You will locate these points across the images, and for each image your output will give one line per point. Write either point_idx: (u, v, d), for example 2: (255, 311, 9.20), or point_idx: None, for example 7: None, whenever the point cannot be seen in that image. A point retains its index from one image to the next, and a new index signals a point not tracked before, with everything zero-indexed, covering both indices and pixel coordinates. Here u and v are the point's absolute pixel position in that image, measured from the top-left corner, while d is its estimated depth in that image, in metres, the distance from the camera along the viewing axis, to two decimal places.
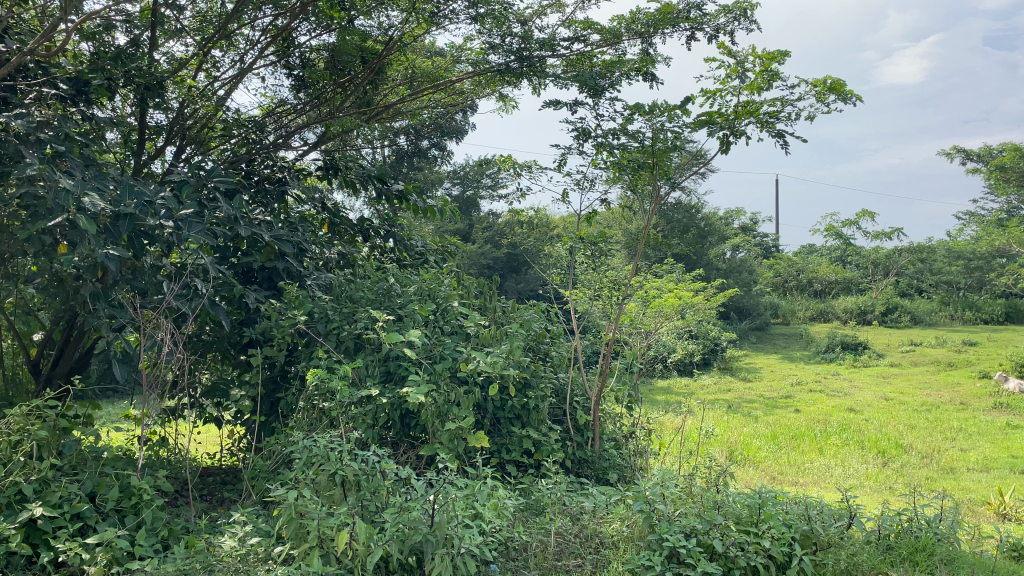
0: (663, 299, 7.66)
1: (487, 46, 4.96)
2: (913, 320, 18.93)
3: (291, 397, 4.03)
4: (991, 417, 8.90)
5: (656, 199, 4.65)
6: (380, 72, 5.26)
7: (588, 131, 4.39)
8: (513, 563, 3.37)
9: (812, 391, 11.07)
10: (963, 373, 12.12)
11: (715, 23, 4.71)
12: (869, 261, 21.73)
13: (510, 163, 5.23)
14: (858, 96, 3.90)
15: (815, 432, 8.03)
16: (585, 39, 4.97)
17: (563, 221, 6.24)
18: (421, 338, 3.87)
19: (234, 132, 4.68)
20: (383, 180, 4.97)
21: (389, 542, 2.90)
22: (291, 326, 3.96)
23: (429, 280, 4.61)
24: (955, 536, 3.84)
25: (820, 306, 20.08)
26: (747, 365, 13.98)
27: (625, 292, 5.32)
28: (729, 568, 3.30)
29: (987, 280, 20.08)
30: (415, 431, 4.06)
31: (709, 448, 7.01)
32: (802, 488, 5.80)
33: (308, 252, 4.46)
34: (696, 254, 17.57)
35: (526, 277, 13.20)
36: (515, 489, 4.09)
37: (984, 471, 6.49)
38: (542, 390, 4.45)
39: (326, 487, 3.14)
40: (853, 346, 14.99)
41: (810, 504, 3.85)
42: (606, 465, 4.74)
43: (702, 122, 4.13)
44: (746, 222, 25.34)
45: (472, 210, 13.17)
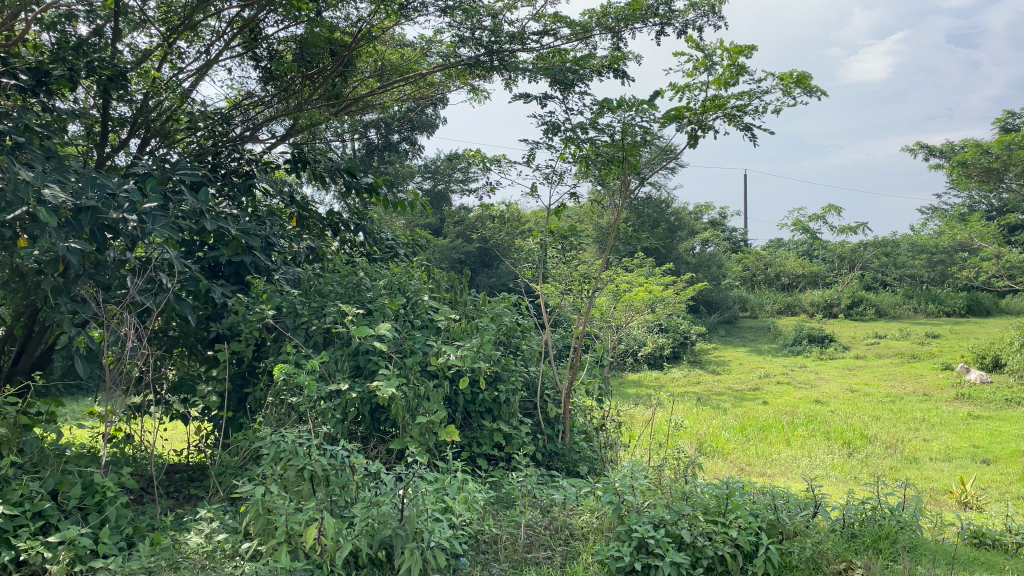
0: (633, 293, 7.70)
1: (457, 39, 4.95)
2: (878, 313, 19.26)
3: (259, 392, 3.99)
4: (954, 408, 9.08)
5: (626, 193, 4.68)
6: (349, 64, 5.21)
7: (557, 124, 4.41)
8: (483, 555, 3.39)
9: (780, 384, 11.22)
10: (927, 364, 12.36)
11: (684, 18, 4.74)
12: (835, 255, 22.06)
13: (479, 157, 5.22)
14: (823, 90, 3.95)
15: (782, 423, 8.15)
16: (555, 33, 4.97)
17: (534, 215, 6.25)
18: (391, 332, 3.85)
19: (200, 125, 4.63)
20: (352, 174, 4.92)
21: (358, 537, 2.89)
22: (259, 321, 3.92)
23: (399, 273, 4.60)
24: (917, 524, 3.92)
25: (787, 299, 20.35)
26: (716, 359, 14.14)
27: (596, 286, 5.34)
28: (696, 558, 3.34)
29: (949, 273, 20.49)
30: (386, 426, 4.05)
31: (679, 440, 7.08)
32: (769, 478, 5.89)
33: (276, 246, 4.41)
34: (666, 248, 17.70)
35: (498, 271, 13.25)
36: (487, 482, 4.09)
37: (946, 461, 6.63)
38: (513, 383, 4.46)
39: (294, 483, 3.11)
40: (819, 339, 15.22)
41: (776, 494, 3.90)
42: (576, 457, 4.77)
43: (671, 116, 4.16)
44: (716, 217, 25.58)
45: (444, 205, 13.12)
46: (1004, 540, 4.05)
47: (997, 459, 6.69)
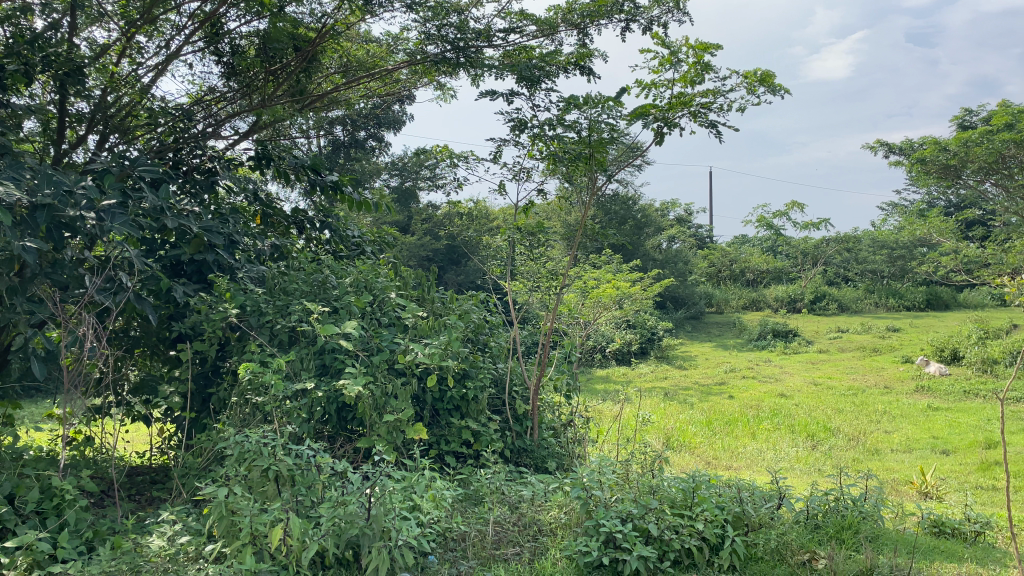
0: (601, 289, 7.73)
1: (423, 36, 4.92)
2: (840, 308, 19.59)
3: (223, 392, 3.93)
4: (914, 400, 9.27)
5: (593, 189, 4.69)
6: (313, 60, 5.14)
7: (524, 121, 4.40)
8: (451, 553, 3.37)
9: (746, 378, 11.36)
10: (888, 358, 12.59)
11: (649, 14, 4.77)
12: (799, 251, 22.40)
13: (446, 153, 5.20)
14: (786, 88, 4.00)
15: (747, 417, 8.25)
16: (521, 30, 4.96)
17: (501, 212, 6.25)
18: (358, 330, 3.81)
19: (160, 121, 4.54)
20: (317, 171, 4.85)
21: (324, 537, 2.86)
22: (223, 320, 3.86)
23: (365, 271, 4.57)
24: (879, 514, 3.99)
25: (752, 295, 20.60)
26: (682, 354, 14.27)
27: (563, 282, 5.35)
28: (664, 551, 3.37)
29: (909, 268, 20.90)
30: (352, 425, 4.02)
31: (646, 435, 7.13)
32: (735, 471, 5.95)
33: (240, 244, 4.34)
34: (633, 245, 17.80)
35: (466, 269, 13.22)
36: (455, 480, 4.08)
37: (907, 452, 6.76)
38: (481, 380, 4.46)
39: (259, 484, 3.06)
40: (783, 334, 15.44)
41: (742, 486, 3.94)
42: (544, 453, 4.78)
43: (637, 113, 4.18)
44: (682, 214, 25.79)
45: (411, 202, 13.04)
46: (963, 528, 4.14)
47: (956, 449, 6.84)
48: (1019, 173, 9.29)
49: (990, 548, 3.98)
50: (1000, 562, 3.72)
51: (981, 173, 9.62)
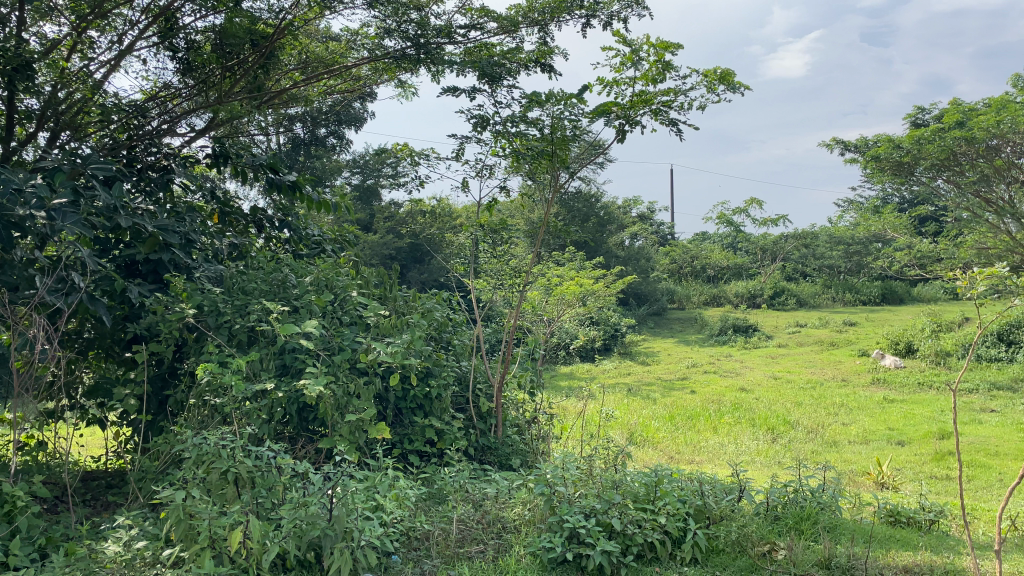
0: (564, 286, 7.75)
1: (383, 31, 4.88)
2: (799, 303, 19.92)
3: (180, 394, 3.85)
4: (870, 392, 9.47)
5: (556, 187, 4.70)
6: (271, 56, 5.06)
7: (486, 118, 4.39)
8: (415, 552, 3.34)
9: (707, 373, 11.51)
10: (845, 351, 12.85)
11: (609, 10, 4.79)
12: (758, 247, 22.74)
13: (407, 151, 5.18)
14: (745, 86, 4.05)
15: (709, 411, 8.34)
16: (482, 27, 4.95)
17: (464, 210, 6.24)
18: (319, 329, 3.77)
19: (113, 118, 4.43)
20: (275, 169, 4.76)
21: (285, 539, 2.83)
22: (179, 320, 3.78)
23: (326, 269, 4.53)
24: (836, 505, 4.07)
25: (713, 291, 20.84)
26: (645, 350, 14.39)
27: (527, 280, 5.36)
28: (626, 546, 3.39)
29: (865, 264, 21.35)
30: (314, 425, 3.98)
31: (610, 431, 7.18)
32: (698, 465, 6.02)
33: (197, 243, 4.26)
34: (596, 243, 17.89)
35: (429, 267, 13.18)
36: (419, 479, 4.06)
37: (864, 444, 6.90)
38: (444, 378, 4.45)
39: (218, 486, 3.00)
40: (744, 329, 15.66)
41: (703, 480, 3.99)
42: (508, 450, 4.78)
43: (599, 111, 4.19)
44: (644, 211, 25.99)
45: (373, 201, 12.93)
46: (918, 517, 4.24)
47: (911, 440, 7.00)
48: (970, 170, 9.51)
49: (944, 536, 4.08)
50: (953, 549, 3.81)
51: (933, 170, 9.82)
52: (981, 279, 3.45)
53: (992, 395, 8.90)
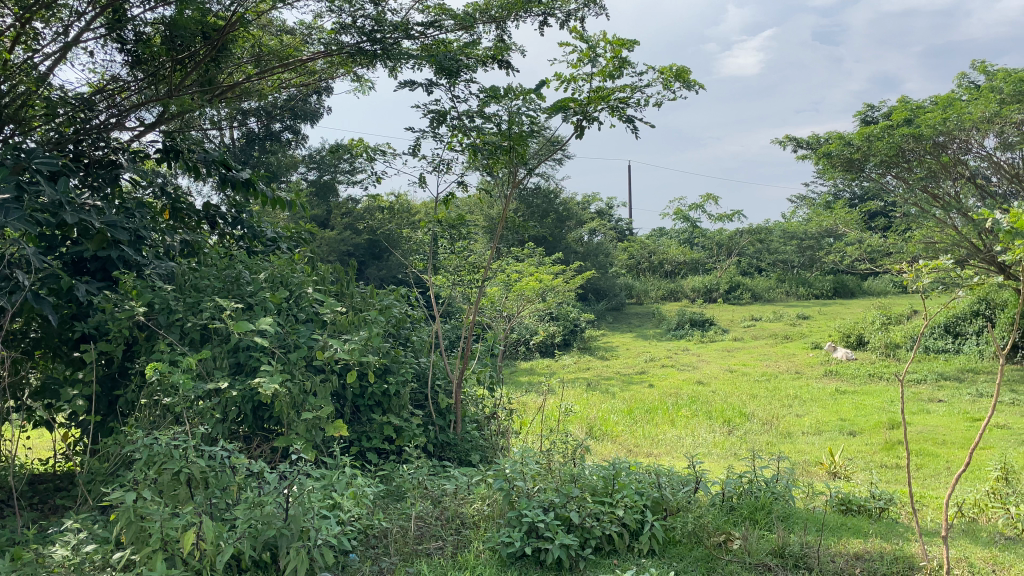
0: (523, 282, 7.76)
1: (338, 26, 4.83)
2: (754, 297, 20.28)
3: (131, 394, 3.75)
4: (823, 384, 9.68)
5: (514, 182, 4.70)
6: (224, 49, 4.96)
7: (443, 113, 4.36)
8: (373, 550, 3.32)
9: (665, 367, 11.62)
10: (798, 344, 13.11)
11: (566, 8, 4.80)
12: (714, 242, 23.07)
13: (363, 146, 5.13)
14: (700, 84, 4.10)
15: (667, 405, 8.44)
16: (439, 24, 4.91)
17: (422, 206, 6.20)
18: (273, 326, 3.71)
19: (59, 111, 4.30)
20: (228, 165, 4.66)
21: (240, 539, 2.78)
22: (129, 319, 3.68)
23: (282, 266, 4.46)
24: (790, 494, 4.14)
25: (670, 286, 21.07)
26: (604, 345, 14.50)
27: (486, 275, 5.35)
28: (585, 539, 3.42)
29: (817, 258, 21.81)
30: (269, 424, 3.92)
31: (569, 425, 7.21)
32: (655, 458, 6.09)
33: (147, 239, 4.15)
34: (555, 238, 17.95)
35: (387, 264, 13.09)
36: (377, 476, 4.03)
37: (816, 435, 7.04)
38: (403, 374, 4.43)
39: (170, 487, 2.93)
40: (700, 323, 15.88)
41: (660, 472, 4.04)
42: (468, 447, 4.78)
43: (557, 107, 4.20)
44: (603, 207, 26.13)
45: (330, 196, 12.75)
46: (868, 505, 4.35)
47: (862, 430, 7.17)
48: (917, 166, 9.75)
49: (893, 523, 4.18)
50: (902, 536, 3.91)
51: (882, 166, 10.04)
52: (927, 272, 3.54)
53: (939, 385, 9.17)
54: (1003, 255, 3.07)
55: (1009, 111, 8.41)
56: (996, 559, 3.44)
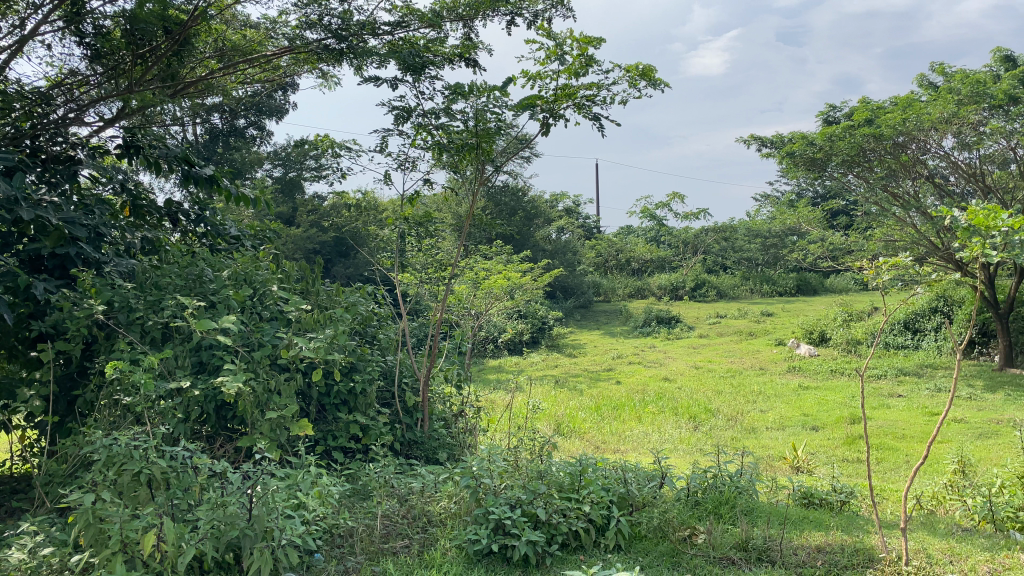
0: (491, 280, 7.77)
1: (303, 23, 4.77)
2: (719, 295, 20.52)
3: (90, 394, 3.67)
4: (786, 379, 9.83)
5: (481, 180, 4.68)
6: (186, 44, 4.87)
7: (409, 110, 4.34)
8: (338, 550, 3.30)
9: (632, 364, 11.71)
10: (762, 340, 13.30)
11: (534, 9, 4.81)
12: (681, 240, 23.29)
13: (328, 143, 5.08)
14: (666, 83, 4.13)
15: (634, 401, 8.50)
16: (406, 25, 4.88)
17: (388, 204, 6.18)
18: (237, 325, 3.66)
19: (15, 106, 4.19)
20: (190, 162, 4.58)
21: (202, 541, 2.73)
22: (87, 317, 3.60)
23: (246, 263, 4.40)
24: (753, 489, 4.20)
25: (637, 283, 21.22)
26: (572, 342, 14.57)
27: (453, 272, 5.34)
28: (551, 535, 3.44)
29: (781, 256, 22.14)
30: (232, 423, 3.87)
31: (537, 422, 7.23)
32: (622, 454, 6.14)
33: (106, 236, 4.06)
34: (523, 236, 17.98)
35: (355, 261, 13.01)
36: (343, 475, 4.01)
37: (780, 430, 7.15)
38: (369, 373, 4.40)
39: (130, 488, 2.87)
40: (666, 321, 16.03)
41: (627, 467, 4.07)
42: (435, 445, 4.77)
43: (524, 105, 4.21)
44: (570, 205, 26.22)
45: (295, 193, 12.63)
46: (830, 498, 4.43)
47: (824, 425, 7.30)
48: (878, 166, 9.93)
49: (853, 516, 4.26)
50: (862, 528, 3.98)
51: (844, 165, 10.20)
52: (887, 270, 3.61)
53: (898, 380, 9.37)
54: (960, 252, 3.14)
55: (966, 111, 8.61)
56: (953, 550, 3.52)
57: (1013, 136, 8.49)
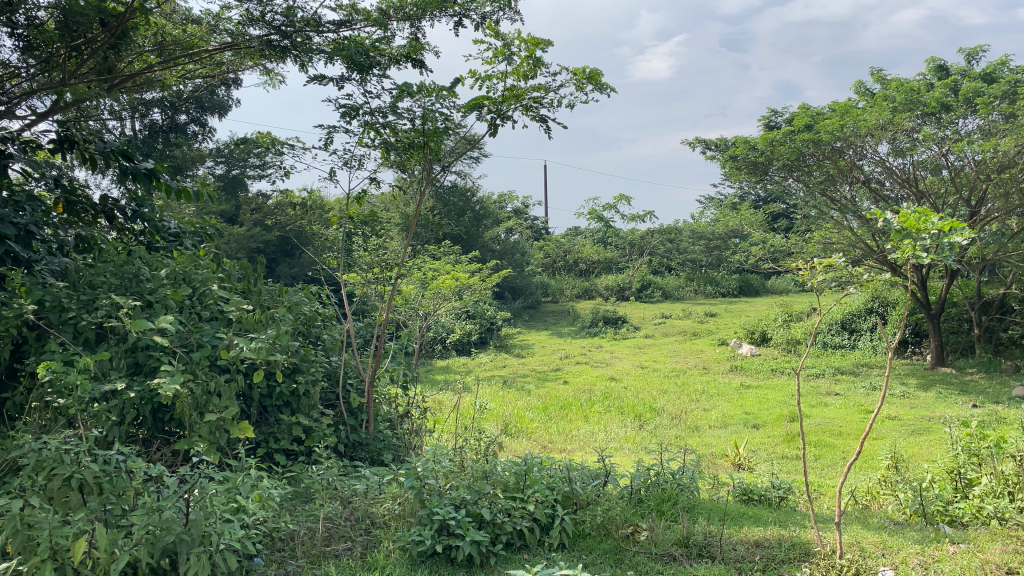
0: (438, 280, 7.76)
1: (245, 19, 4.68)
2: (664, 295, 20.86)
3: (19, 396, 3.53)
4: (728, 379, 10.04)
5: (428, 180, 4.66)
6: (124, 36, 4.70)
7: (355, 108, 4.30)
8: (279, 553, 3.24)
9: (579, 364, 11.81)
10: (706, 340, 13.58)
11: (481, 11, 4.81)
12: (627, 242, 23.60)
13: (271, 140, 4.98)
14: (612, 87, 4.18)
15: (581, 401, 8.58)
16: (351, 23, 4.82)
17: (334, 203, 6.11)
18: (175, 324, 3.58)
19: None
20: (129, 156, 4.35)
21: (137, 546, 2.63)
22: (17, 317, 3.47)
23: (184, 262, 4.30)
24: (694, 485, 4.27)
25: (585, 284, 21.40)
26: (519, 343, 14.63)
27: (400, 272, 5.31)
28: (496, 534, 3.45)
29: (724, 258, 22.61)
30: (170, 426, 3.77)
31: (484, 423, 7.24)
32: (568, 453, 6.19)
33: (38, 234, 3.91)
34: (471, 236, 17.96)
35: (300, 261, 12.84)
36: (285, 478, 3.95)
37: (722, 428, 7.29)
38: (313, 373, 4.35)
39: (61, 494, 2.77)
40: (613, 321, 16.22)
41: (571, 466, 4.11)
42: (380, 446, 4.73)
43: (471, 105, 4.21)
44: (519, 206, 26.33)
45: (239, 191, 12.39)
46: (768, 494, 4.54)
47: (765, 423, 7.46)
48: (817, 171, 10.21)
49: (791, 511, 4.38)
50: (798, 524, 4.09)
51: (785, 170, 10.46)
52: (823, 271, 3.72)
53: (835, 379, 9.65)
54: (892, 253, 3.24)
55: (901, 118, 8.90)
56: (885, 543, 3.64)
57: (945, 142, 8.75)
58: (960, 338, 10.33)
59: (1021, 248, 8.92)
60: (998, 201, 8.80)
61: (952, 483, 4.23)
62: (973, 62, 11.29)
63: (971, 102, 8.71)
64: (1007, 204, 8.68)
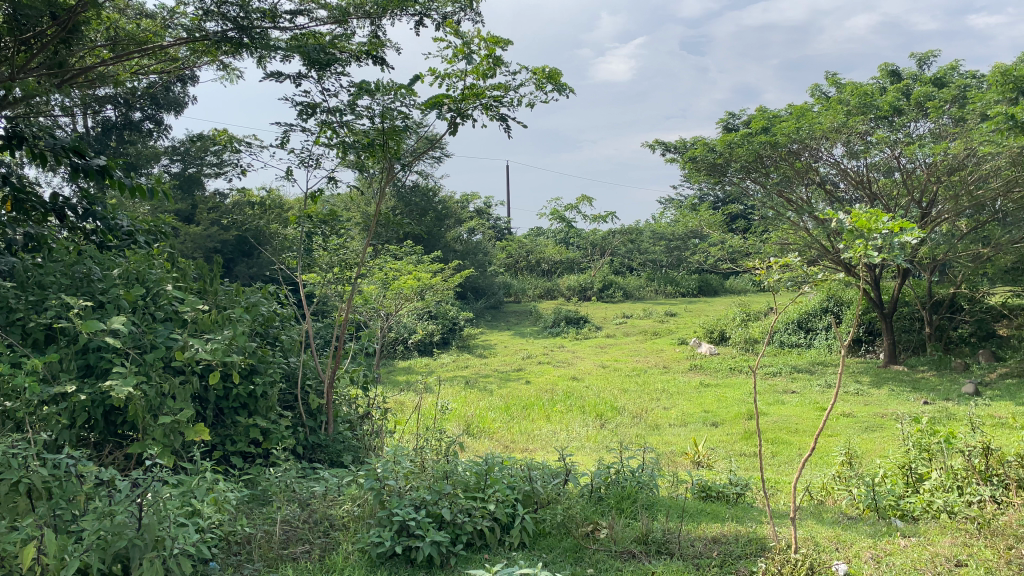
0: (399, 280, 7.71)
1: (201, 13, 4.60)
2: (625, 295, 21.02)
3: None
4: (688, 377, 10.15)
5: (388, 178, 4.63)
6: (75, 31, 4.58)
7: (313, 104, 4.26)
8: (235, 557, 3.19)
9: (542, 364, 11.84)
10: (666, 339, 13.72)
11: (442, 10, 4.79)
12: (589, 242, 23.73)
13: (228, 137, 4.90)
14: (572, 87, 4.20)
15: (542, 401, 8.60)
16: (310, 18, 4.77)
17: (293, 203, 6.03)
18: (128, 325, 3.50)
19: None
20: (80, 152, 4.23)
21: (88, 552, 2.57)
22: None
23: (137, 261, 4.20)
24: (654, 483, 4.32)
25: (547, 284, 21.46)
26: (481, 343, 14.62)
27: (360, 272, 5.27)
28: (456, 534, 3.44)
29: (684, 258, 22.87)
30: (123, 429, 3.69)
31: (446, 423, 7.22)
32: (530, 452, 6.20)
33: None
34: (433, 236, 17.90)
35: (258, 261, 12.68)
36: (242, 481, 3.90)
37: (682, 426, 7.38)
38: (270, 375, 4.28)
39: (7, 499, 2.68)
40: (575, 321, 16.30)
41: (532, 465, 4.13)
42: (340, 447, 4.69)
43: (431, 104, 4.20)
44: (481, 206, 26.28)
45: (195, 189, 12.18)
46: (726, 491, 4.60)
47: (723, 421, 7.57)
48: (774, 172, 10.38)
49: (748, 507, 4.44)
50: (755, 519, 4.16)
51: (743, 171, 10.61)
52: (778, 270, 3.77)
53: (792, 377, 9.81)
54: (844, 253, 3.31)
55: (854, 122, 9.06)
56: (838, 537, 3.72)
57: (897, 145, 8.94)
58: (912, 337, 10.57)
59: (970, 249, 9.17)
60: (947, 203, 9.04)
61: (903, 478, 4.34)
62: (924, 67, 11.56)
63: (922, 106, 8.92)
64: (956, 205, 8.91)
